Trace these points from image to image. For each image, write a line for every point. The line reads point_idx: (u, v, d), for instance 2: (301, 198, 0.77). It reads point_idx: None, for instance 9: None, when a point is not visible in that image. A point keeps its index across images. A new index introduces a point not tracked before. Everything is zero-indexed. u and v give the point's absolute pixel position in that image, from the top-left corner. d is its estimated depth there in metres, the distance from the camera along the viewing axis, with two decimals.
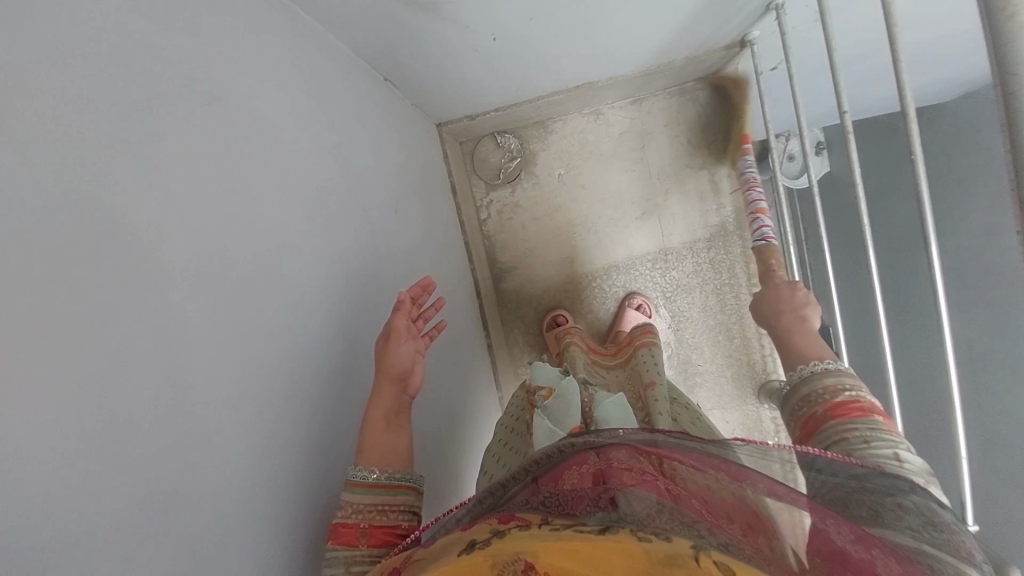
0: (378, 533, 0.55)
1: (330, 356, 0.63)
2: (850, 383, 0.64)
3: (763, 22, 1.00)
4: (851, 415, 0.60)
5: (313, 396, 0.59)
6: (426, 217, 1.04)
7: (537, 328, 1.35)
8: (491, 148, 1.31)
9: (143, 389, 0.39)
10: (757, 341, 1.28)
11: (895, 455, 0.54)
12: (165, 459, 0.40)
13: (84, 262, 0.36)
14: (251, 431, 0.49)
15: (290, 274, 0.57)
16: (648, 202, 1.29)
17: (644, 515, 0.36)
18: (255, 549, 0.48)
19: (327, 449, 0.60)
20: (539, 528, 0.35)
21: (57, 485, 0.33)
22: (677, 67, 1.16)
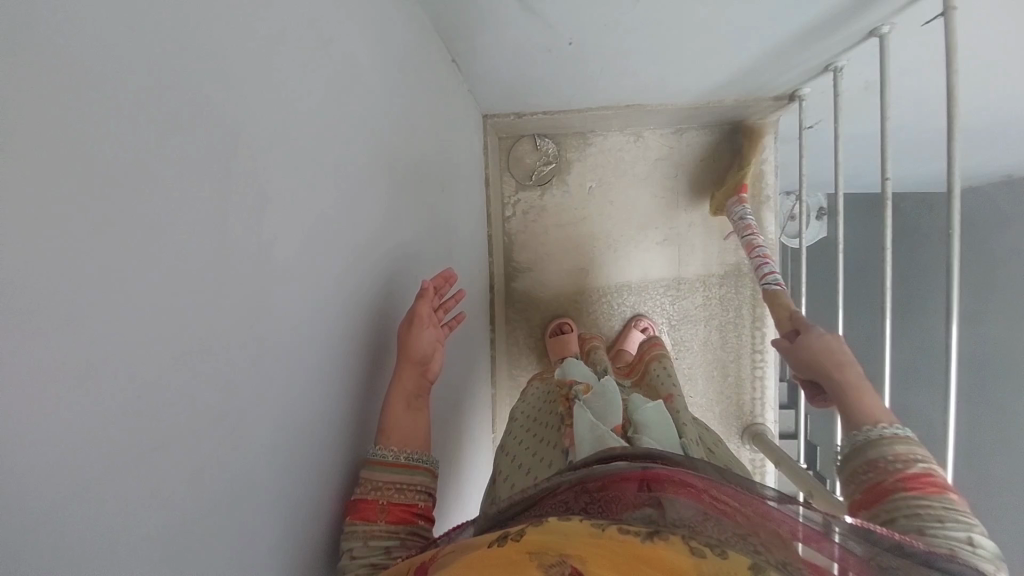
0: (395, 510, 0.58)
1: (368, 331, 0.62)
2: (920, 454, 0.60)
3: (816, 81, 1.06)
4: (924, 490, 0.56)
5: (349, 359, 0.58)
6: (464, 204, 1.04)
7: (540, 332, 1.36)
8: (528, 148, 1.32)
9: (210, 320, 0.38)
10: (751, 384, 1.32)
11: (967, 537, 0.52)
12: (217, 397, 0.39)
13: (185, 181, 0.35)
14: (293, 383, 0.48)
15: (349, 232, 0.57)
16: (672, 230, 1.32)
17: (691, 524, 0.40)
18: (281, 504, 0.47)
19: (353, 424, 0.60)
20: (583, 525, 0.39)
21: (126, 404, 0.31)
22: (725, 108, 1.20)
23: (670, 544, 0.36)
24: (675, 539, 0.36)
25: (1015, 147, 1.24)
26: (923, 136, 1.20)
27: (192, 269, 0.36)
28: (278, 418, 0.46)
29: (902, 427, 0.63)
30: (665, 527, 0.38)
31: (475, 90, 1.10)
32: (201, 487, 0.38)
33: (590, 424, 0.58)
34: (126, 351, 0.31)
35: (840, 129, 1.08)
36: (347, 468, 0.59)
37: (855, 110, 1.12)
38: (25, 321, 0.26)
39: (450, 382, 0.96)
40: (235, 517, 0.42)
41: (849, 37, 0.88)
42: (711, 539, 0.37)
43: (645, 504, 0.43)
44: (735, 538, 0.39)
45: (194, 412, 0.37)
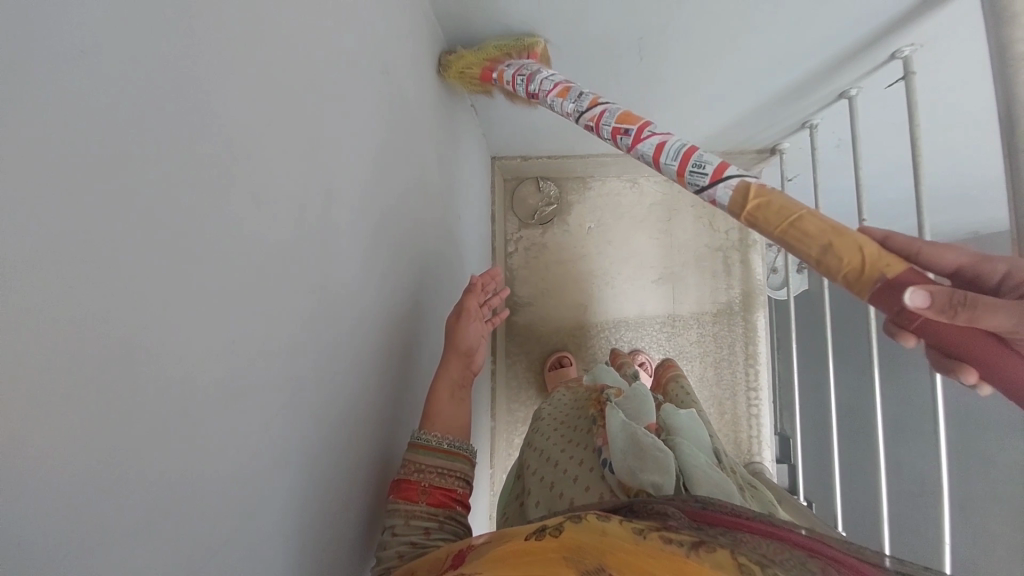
0: (436, 494, 0.62)
1: (389, 334, 0.65)
2: None
3: (794, 137, 1.18)
4: None
5: (372, 356, 0.60)
6: (468, 234, 1.10)
7: (539, 366, 1.38)
8: (532, 190, 1.41)
9: (274, 290, 0.41)
10: (747, 422, 1.34)
11: None
12: (275, 363, 0.41)
13: (269, 163, 0.40)
14: (330, 367, 0.50)
15: (379, 238, 0.61)
16: (666, 269, 1.39)
17: (744, 545, 0.41)
18: (313, 487, 0.48)
19: (377, 425, 0.62)
20: (626, 532, 0.41)
21: (210, 347, 0.34)
22: (714, 158, 1.31)
23: (715, 556, 0.38)
24: (723, 553, 0.39)
25: (968, 206, 1.39)
26: (890, 194, 1.33)
27: (277, 250, 0.41)
28: (324, 402, 0.49)
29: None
30: (712, 540, 0.41)
31: (487, 133, 1.20)
32: (265, 455, 0.41)
33: (621, 424, 0.61)
34: (227, 314, 0.36)
35: (818, 178, 1.19)
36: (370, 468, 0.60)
37: (829, 166, 1.24)
38: (153, 252, 0.29)
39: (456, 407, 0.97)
40: (285, 493, 0.44)
41: (822, 98, 1.00)
42: (760, 559, 0.39)
43: (701, 523, 0.45)
44: (789, 562, 0.40)
45: (267, 381, 0.40)
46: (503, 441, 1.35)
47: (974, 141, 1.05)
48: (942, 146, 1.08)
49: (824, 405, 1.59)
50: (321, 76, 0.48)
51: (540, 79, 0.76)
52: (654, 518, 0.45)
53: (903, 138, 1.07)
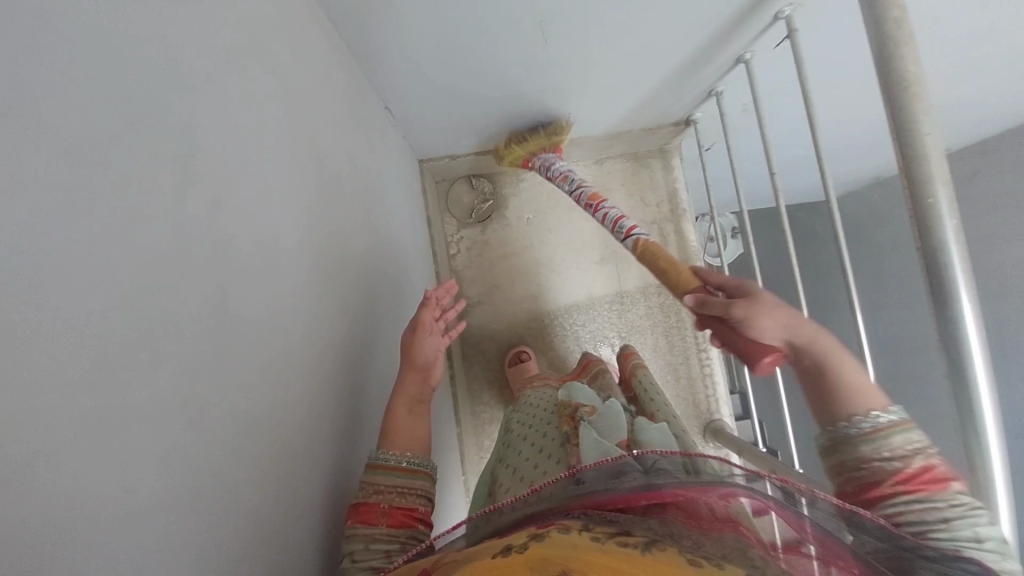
0: (396, 514, 0.61)
1: (315, 349, 0.62)
2: (913, 441, 0.58)
3: (705, 106, 1.24)
4: (925, 489, 0.55)
5: (294, 373, 0.57)
6: (401, 239, 1.07)
7: (497, 363, 1.37)
8: (465, 189, 1.40)
9: (140, 311, 0.38)
10: (702, 383, 1.39)
11: (976, 536, 0.52)
12: (147, 390, 0.38)
13: (110, 174, 0.36)
14: (232, 391, 0.47)
15: (285, 247, 0.58)
16: (608, 250, 1.41)
17: (694, 540, 0.44)
18: (221, 520, 0.44)
19: (315, 446, 0.60)
20: (580, 535, 0.43)
21: (45, 379, 0.31)
22: (635, 137, 1.36)
23: (670, 558, 0.40)
24: (671, 552, 0.41)
25: (866, 155, 1.52)
26: (798, 151, 1.43)
27: (147, 278, 0.38)
28: (237, 430, 0.47)
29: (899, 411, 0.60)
30: (662, 539, 0.43)
31: (407, 138, 1.19)
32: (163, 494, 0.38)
33: (594, 441, 0.68)
34: (67, 340, 0.32)
35: (731, 143, 1.25)
36: (310, 491, 0.58)
37: (741, 131, 1.32)
38: None
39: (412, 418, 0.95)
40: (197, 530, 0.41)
41: (721, 65, 1.06)
42: (708, 553, 0.42)
43: (653, 522, 0.47)
44: (733, 551, 0.43)
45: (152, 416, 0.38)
46: (472, 444, 1.33)
47: (860, 91, 1.14)
48: (834, 99, 1.17)
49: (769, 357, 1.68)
50: (188, 88, 0.45)
51: (557, 169, 1.08)
52: (610, 522, 0.47)
53: (799, 97, 1.16)
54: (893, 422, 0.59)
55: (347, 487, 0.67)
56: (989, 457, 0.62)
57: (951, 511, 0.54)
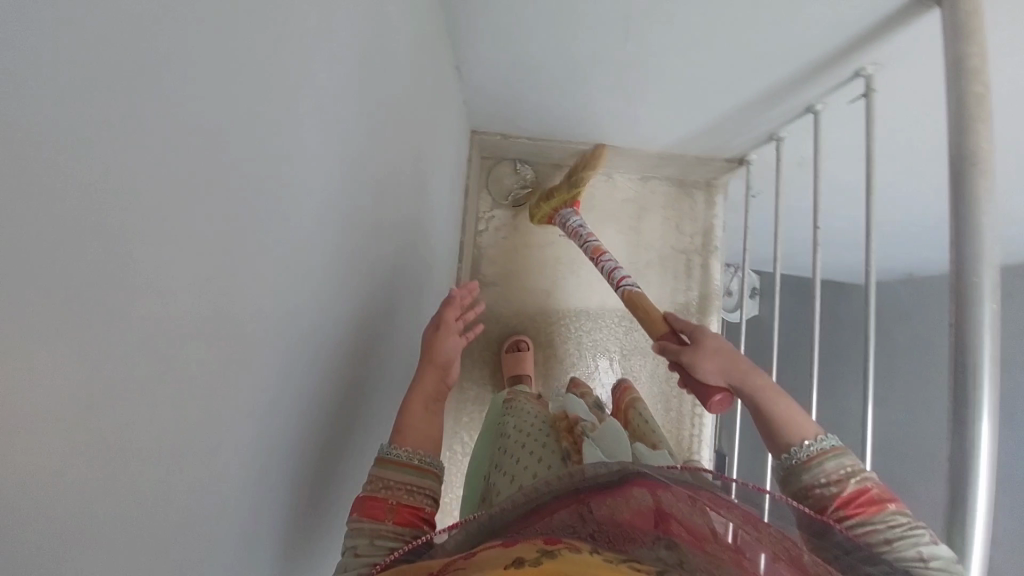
0: (403, 512, 0.63)
1: (355, 263, 0.62)
2: (848, 466, 0.68)
3: (762, 149, 1.25)
4: (865, 513, 0.64)
5: (338, 277, 0.57)
6: (439, 197, 1.08)
7: (494, 347, 1.36)
8: (507, 171, 1.39)
9: (254, 151, 0.37)
10: (689, 420, 1.38)
11: (921, 555, 0.60)
12: (243, 231, 0.37)
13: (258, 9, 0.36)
14: (296, 268, 0.46)
15: (358, 154, 0.58)
16: (631, 266, 1.41)
17: (705, 568, 0.43)
18: (263, 389, 0.43)
19: (334, 362, 0.58)
20: (591, 557, 0.42)
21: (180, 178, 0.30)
22: (685, 164, 1.37)
23: None
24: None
25: (906, 249, 1.51)
26: (845, 223, 1.40)
27: (264, 124, 0.38)
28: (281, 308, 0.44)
29: (829, 437, 0.71)
30: (673, 569, 0.42)
31: (469, 103, 1.20)
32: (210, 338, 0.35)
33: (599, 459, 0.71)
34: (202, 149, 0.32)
35: (781, 193, 1.24)
36: (318, 407, 0.55)
37: (792, 185, 1.30)
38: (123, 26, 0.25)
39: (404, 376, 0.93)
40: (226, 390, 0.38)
41: (788, 111, 1.07)
42: None
43: (659, 547, 0.46)
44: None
45: (227, 255, 0.36)
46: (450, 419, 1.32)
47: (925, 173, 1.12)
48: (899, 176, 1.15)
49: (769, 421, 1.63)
50: None
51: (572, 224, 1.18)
52: (618, 549, 0.45)
53: (860, 166, 1.15)
54: (831, 449, 0.69)
55: (344, 418, 0.64)
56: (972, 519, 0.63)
57: (889, 532, 0.62)
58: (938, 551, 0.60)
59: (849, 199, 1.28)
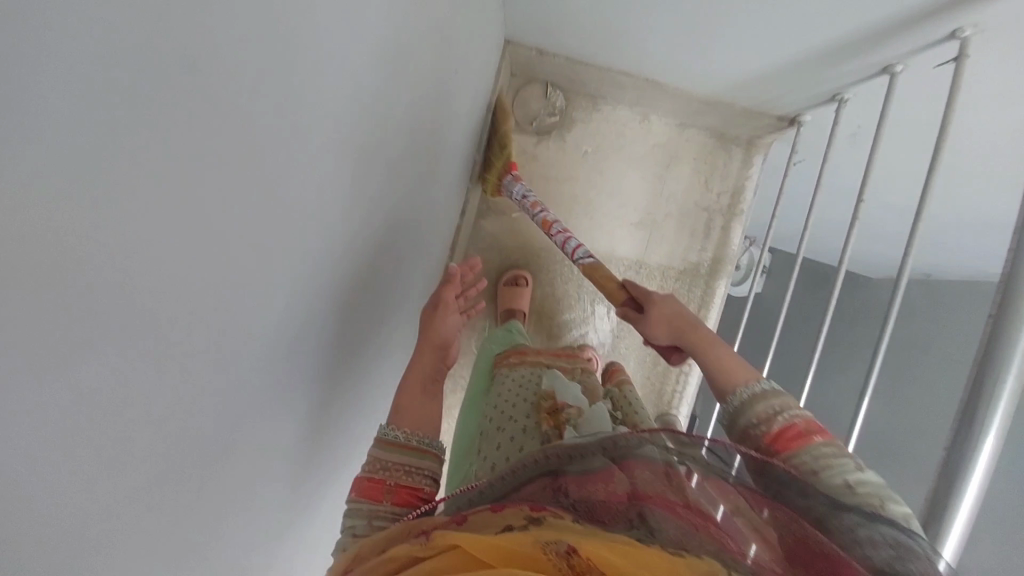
0: (401, 492, 0.67)
1: (372, 147, 0.57)
2: (780, 403, 0.68)
3: (819, 110, 1.16)
4: (793, 447, 0.64)
5: (354, 156, 0.52)
6: (465, 103, 1.01)
7: (494, 278, 1.33)
8: (536, 94, 1.29)
9: None
10: (675, 378, 1.38)
11: (845, 483, 0.60)
12: (265, 55, 0.32)
13: None
14: (314, 127, 0.42)
15: (388, 21, 0.52)
16: (647, 216, 1.35)
17: (673, 534, 0.48)
18: (267, 249, 0.39)
19: (336, 249, 0.55)
20: (573, 524, 0.48)
21: None
22: (730, 114, 1.28)
23: (651, 548, 0.44)
24: (654, 545, 0.45)
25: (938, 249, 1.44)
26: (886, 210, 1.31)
27: None
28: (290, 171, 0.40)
29: (764, 381, 0.71)
30: (644, 535, 0.47)
31: (512, 5, 1.10)
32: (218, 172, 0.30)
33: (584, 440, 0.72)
34: None
35: (830, 161, 1.16)
36: (313, 296, 0.51)
37: (841, 158, 1.20)
38: None
39: (396, 289, 0.89)
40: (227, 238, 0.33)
41: (864, 68, 1.01)
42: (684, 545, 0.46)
43: (632, 517, 0.52)
44: (706, 544, 0.47)
45: (244, 87, 0.31)
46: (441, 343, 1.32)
47: (994, 165, 1.03)
48: (969, 163, 1.05)
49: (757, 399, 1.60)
50: None
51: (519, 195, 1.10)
52: (595, 518, 0.52)
53: (923, 146, 1.06)
54: (764, 389, 0.70)
55: (339, 315, 0.61)
56: (959, 503, 0.64)
57: (816, 463, 0.62)
58: (863, 478, 0.59)
59: (902, 186, 1.17)
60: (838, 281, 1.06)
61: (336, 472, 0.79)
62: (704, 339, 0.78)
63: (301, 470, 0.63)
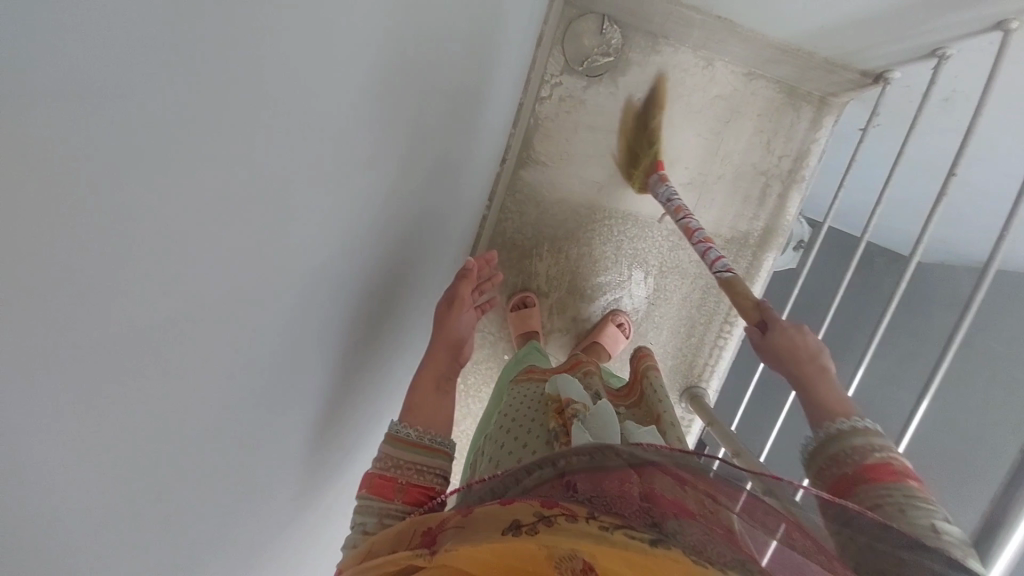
0: (412, 492, 0.68)
1: (370, 64, 0.49)
2: (880, 444, 0.68)
3: (911, 67, 1.03)
4: (884, 479, 0.64)
5: (344, 71, 0.45)
6: (504, 32, 0.90)
7: (526, 235, 1.26)
8: (591, 29, 1.16)
9: None
10: (708, 350, 1.33)
11: (933, 525, 0.58)
12: None
13: None
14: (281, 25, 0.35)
15: None
16: (699, 175, 1.24)
17: (696, 544, 0.42)
18: (224, 171, 0.34)
19: (321, 181, 0.49)
20: (588, 523, 0.42)
21: None
22: (808, 64, 1.14)
23: (675, 555, 0.38)
24: (677, 550, 0.39)
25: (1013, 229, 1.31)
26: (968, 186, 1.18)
27: None
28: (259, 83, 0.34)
29: (862, 419, 0.71)
30: (667, 539, 0.41)
31: None
32: (146, 61, 0.25)
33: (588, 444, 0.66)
34: None
35: (916, 127, 1.03)
36: (292, 234, 0.46)
37: (930, 124, 1.07)
38: None
39: (411, 235, 0.83)
40: (170, 144, 0.28)
41: (977, 20, 0.87)
42: (709, 556, 0.39)
43: (654, 517, 0.46)
44: (728, 562, 0.40)
45: None
46: None
47: None
48: None
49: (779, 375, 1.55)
50: None
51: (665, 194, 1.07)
52: (615, 513, 0.45)
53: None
54: (869, 427, 0.70)
55: (328, 245, 0.55)
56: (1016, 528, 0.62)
57: (905, 500, 0.61)
58: (954, 526, 0.57)
59: (994, 164, 1.03)
60: (910, 268, 0.98)
61: (344, 413, 0.78)
62: (812, 367, 0.77)
63: (297, 406, 0.61)
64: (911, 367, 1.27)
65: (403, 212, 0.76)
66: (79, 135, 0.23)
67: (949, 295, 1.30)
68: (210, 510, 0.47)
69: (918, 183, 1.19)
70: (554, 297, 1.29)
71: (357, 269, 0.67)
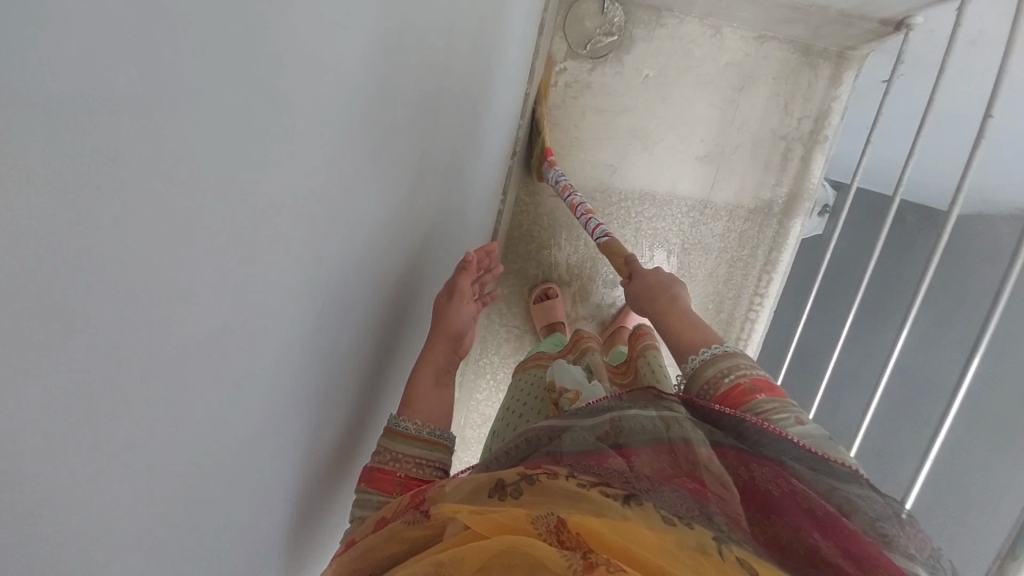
0: (410, 483, 0.72)
1: (381, 76, 0.50)
2: (726, 367, 0.67)
3: (936, 10, 0.97)
4: (738, 405, 0.63)
5: (357, 85, 0.46)
6: (507, 26, 0.90)
7: (543, 224, 1.26)
8: (592, 10, 1.15)
9: None
10: (739, 325, 1.31)
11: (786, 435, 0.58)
12: None
13: None
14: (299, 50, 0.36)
15: None
16: (716, 147, 1.21)
17: (670, 500, 0.42)
18: (253, 198, 0.35)
19: (342, 194, 0.50)
20: (567, 482, 0.43)
21: None
22: (821, 20, 1.10)
23: (646, 515, 0.40)
24: (648, 509, 0.40)
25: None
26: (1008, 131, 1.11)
27: None
28: (280, 108, 0.35)
29: (715, 346, 0.71)
30: (641, 495, 0.42)
31: None
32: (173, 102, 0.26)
33: None
34: None
35: (943, 74, 0.97)
36: (318, 248, 0.47)
37: (958, 69, 1.01)
38: None
39: (429, 237, 0.85)
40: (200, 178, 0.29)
41: None
42: (679, 512, 0.40)
43: (631, 477, 0.45)
44: (698, 515, 0.41)
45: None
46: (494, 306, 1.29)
47: None
48: None
49: (819, 347, 1.50)
50: None
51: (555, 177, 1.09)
52: (594, 472, 0.46)
53: None
54: (715, 355, 0.69)
55: (352, 253, 0.56)
56: None
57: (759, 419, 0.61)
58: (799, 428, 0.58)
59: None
60: (948, 224, 0.93)
61: (373, 414, 0.79)
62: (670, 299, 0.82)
63: (334, 411, 0.62)
64: (958, 327, 1.21)
65: (420, 214, 0.77)
66: (121, 182, 0.24)
67: (991, 248, 1.24)
68: (256, 519, 0.49)
69: (949, 134, 1.14)
70: (575, 284, 1.28)
71: (380, 273, 0.68)
